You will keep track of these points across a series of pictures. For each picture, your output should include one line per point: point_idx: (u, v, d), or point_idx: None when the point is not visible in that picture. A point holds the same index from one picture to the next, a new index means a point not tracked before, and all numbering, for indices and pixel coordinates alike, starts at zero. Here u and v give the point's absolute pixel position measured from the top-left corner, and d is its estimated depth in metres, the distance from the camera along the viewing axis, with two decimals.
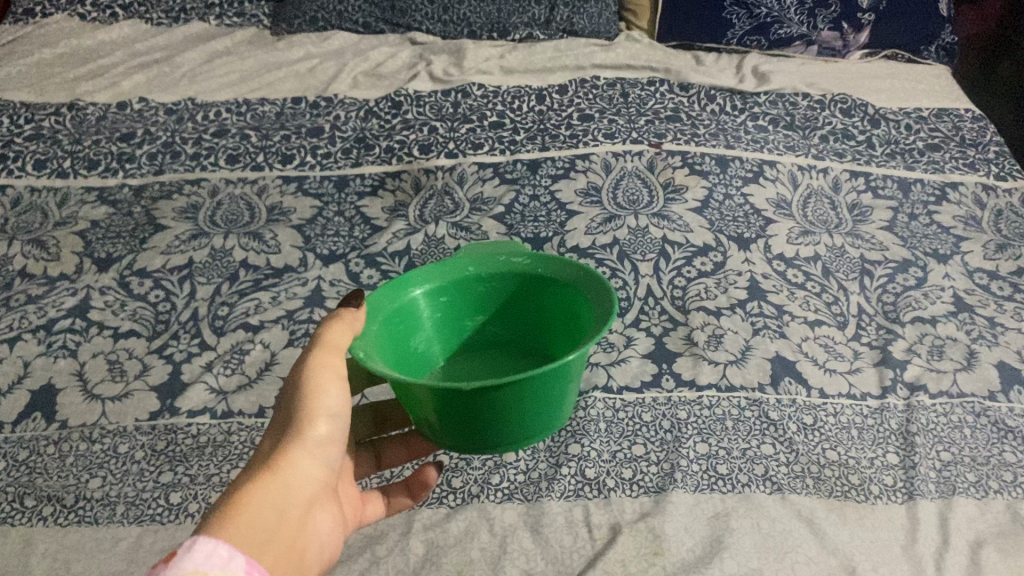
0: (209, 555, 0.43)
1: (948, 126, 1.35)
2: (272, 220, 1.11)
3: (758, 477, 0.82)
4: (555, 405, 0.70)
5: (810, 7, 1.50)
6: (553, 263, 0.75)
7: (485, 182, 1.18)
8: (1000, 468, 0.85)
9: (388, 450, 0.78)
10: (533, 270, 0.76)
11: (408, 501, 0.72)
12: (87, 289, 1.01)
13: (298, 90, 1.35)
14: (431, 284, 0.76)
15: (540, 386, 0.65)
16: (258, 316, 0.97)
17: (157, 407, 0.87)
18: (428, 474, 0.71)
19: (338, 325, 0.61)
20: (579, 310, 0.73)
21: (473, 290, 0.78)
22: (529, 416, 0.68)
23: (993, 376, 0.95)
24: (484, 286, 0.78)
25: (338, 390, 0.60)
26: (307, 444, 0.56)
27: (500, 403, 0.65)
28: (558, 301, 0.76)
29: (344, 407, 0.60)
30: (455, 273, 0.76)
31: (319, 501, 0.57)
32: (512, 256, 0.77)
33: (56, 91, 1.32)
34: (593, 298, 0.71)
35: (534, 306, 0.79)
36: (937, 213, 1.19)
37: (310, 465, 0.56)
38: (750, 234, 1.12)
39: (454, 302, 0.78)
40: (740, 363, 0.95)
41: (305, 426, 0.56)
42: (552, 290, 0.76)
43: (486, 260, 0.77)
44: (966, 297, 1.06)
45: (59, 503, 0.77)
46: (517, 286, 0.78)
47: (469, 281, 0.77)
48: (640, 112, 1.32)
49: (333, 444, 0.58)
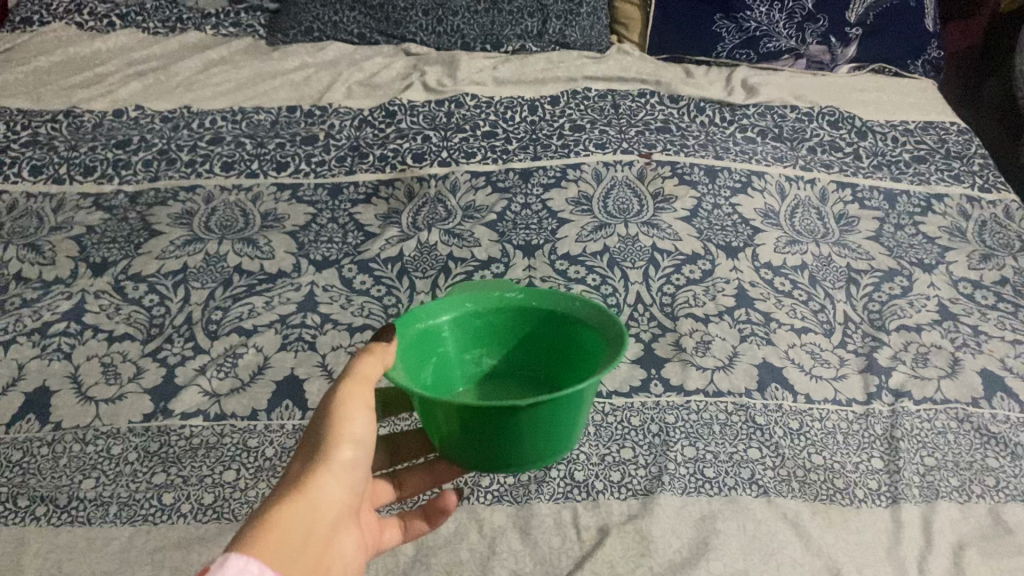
0: (241, 571, 0.44)
1: (934, 139, 1.37)
2: (266, 226, 1.12)
3: (744, 481, 0.84)
4: (571, 425, 0.71)
5: (799, 21, 1.52)
6: (550, 295, 0.77)
7: (478, 191, 1.20)
8: (983, 472, 0.87)
9: (411, 475, 0.78)
10: (530, 302, 0.77)
11: (424, 526, 0.73)
12: (82, 293, 1.01)
13: (293, 99, 1.36)
14: (437, 319, 0.75)
15: (565, 404, 0.66)
16: (252, 321, 0.98)
17: (151, 409, 0.88)
18: (446, 500, 0.72)
19: (370, 358, 0.62)
20: (584, 337, 0.75)
21: (472, 325, 0.78)
22: (549, 435, 0.69)
23: (977, 383, 0.97)
24: (482, 320, 0.78)
25: (365, 417, 0.61)
26: (334, 467, 0.57)
27: (527, 422, 0.66)
28: (559, 331, 0.78)
29: (368, 435, 0.61)
30: (456, 310, 0.77)
31: (345, 523, 0.58)
32: (507, 291, 0.78)
33: (52, 99, 1.33)
34: (599, 322, 0.73)
35: (532, 338, 0.80)
36: (923, 224, 1.21)
37: (338, 488, 0.57)
38: (738, 243, 1.14)
39: (454, 337, 0.78)
40: (727, 369, 0.96)
41: (332, 450, 0.58)
42: (553, 320, 0.77)
43: (483, 295, 0.78)
44: (951, 305, 1.08)
45: (52, 503, 0.78)
46: (516, 320, 0.79)
47: (468, 317, 0.78)
48: (630, 123, 1.34)
49: (357, 469, 0.59)
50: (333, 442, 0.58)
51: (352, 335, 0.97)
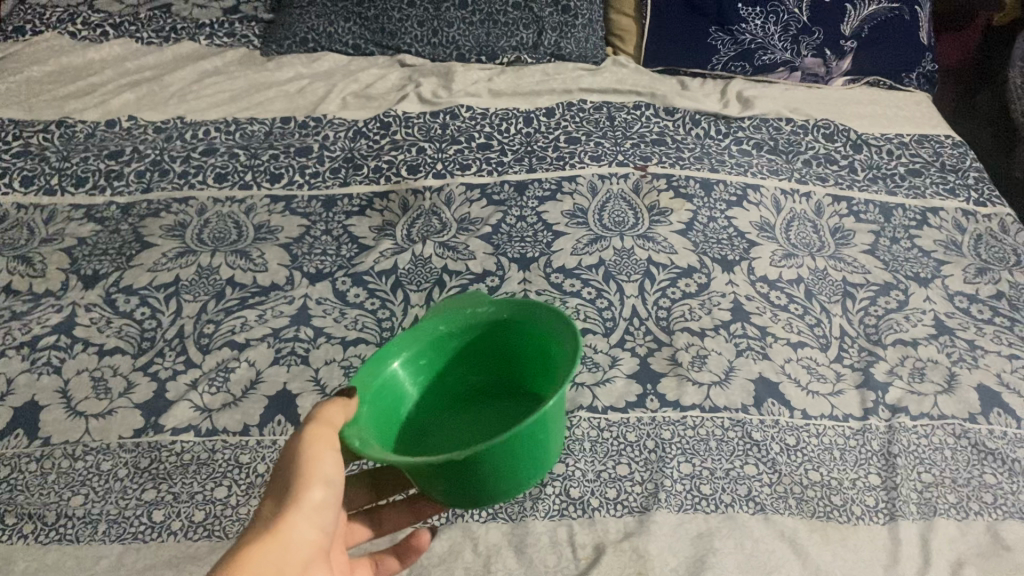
0: None
1: (929, 152, 1.37)
2: (259, 238, 1.11)
3: (741, 498, 0.83)
4: (544, 452, 0.68)
5: (794, 34, 1.50)
6: (517, 306, 0.74)
7: (473, 204, 1.19)
8: (981, 489, 0.86)
9: (392, 513, 0.76)
10: (499, 315, 0.75)
11: (396, 565, 0.72)
12: (73, 305, 1.00)
13: (287, 111, 1.36)
14: (409, 351, 0.73)
15: (532, 436, 0.63)
16: (244, 334, 0.97)
17: (141, 425, 0.87)
18: (421, 538, 0.70)
19: (333, 406, 0.62)
20: (550, 348, 0.73)
21: (449, 347, 0.77)
22: (524, 468, 0.66)
23: (974, 399, 0.96)
24: (460, 340, 0.77)
25: (334, 456, 0.59)
26: (305, 507, 0.55)
27: (496, 464, 0.62)
28: (527, 341, 0.76)
29: (337, 474, 0.58)
30: (425, 336, 0.74)
31: (316, 566, 0.56)
32: (478, 307, 0.76)
33: (45, 110, 1.32)
34: (562, 333, 0.70)
35: (504, 351, 0.78)
36: (918, 237, 1.21)
37: (309, 529, 0.55)
38: (733, 257, 1.13)
39: (433, 362, 0.76)
40: (723, 384, 0.95)
41: (303, 490, 0.55)
42: (522, 331, 0.75)
43: (455, 315, 0.76)
44: (947, 320, 1.08)
45: (40, 520, 0.77)
46: (486, 334, 0.77)
47: (437, 339, 0.76)
48: (626, 136, 1.34)
49: (328, 508, 0.57)
50: (304, 481, 0.56)
51: (346, 350, 0.96)
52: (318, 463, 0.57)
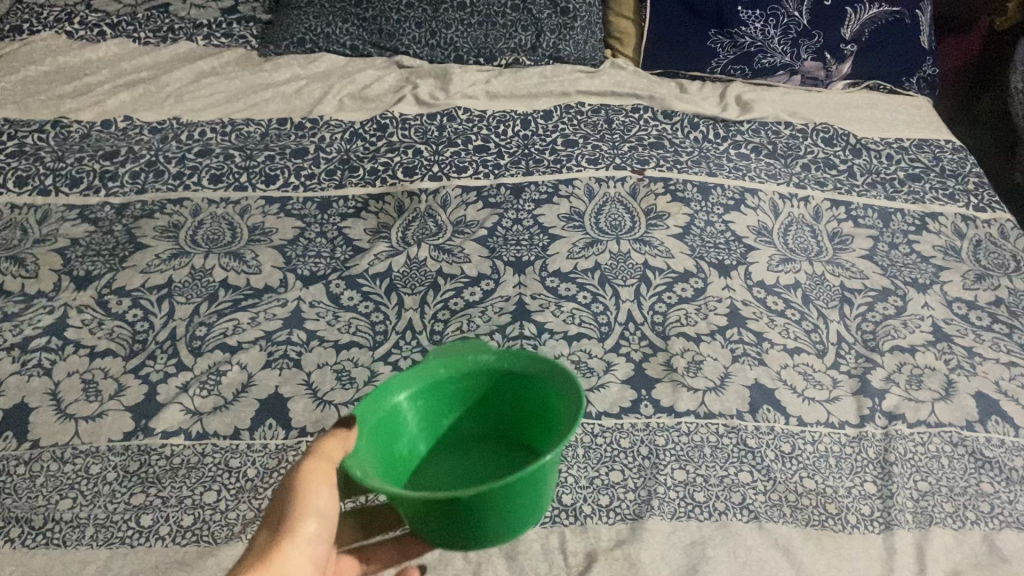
0: None
1: (929, 157, 1.36)
2: (253, 240, 1.11)
3: (735, 506, 0.83)
4: (536, 505, 0.66)
5: (794, 37, 1.49)
6: (519, 358, 0.71)
7: (468, 206, 1.18)
8: (977, 498, 0.86)
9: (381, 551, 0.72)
10: (502, 365, 0.72)
11: None
12: (64, 307, 1.00)
13: (284, 112, 1.35)
14: (408, 391, 0.70)
15: (529, 484, 0.61)
16: (236, 337, 0.97)
17: (131, 428, 0.86)
18: None
19: (335, 437, 0.59)
20: (550, 406, 0.70)
21: (447, 390, 0.74)
22: (516, 516, 0.64)
23: (971, 406, 0.96)
24: (457, 386, 0.74)
25: (329, 492, 0.58)
26: (299, 541, 0.55)
27: (488, 508, 0.60)
28: (527, 393, 0.72)
29: (333, 510, 0.58)
30: (426, 378, 0.71)
31: None
32: (479, 353, 0.73)
33: (40, 109, 1.32)
34: (561, 387, 0.68)
35: (500, 400, 0.75)
36: (917, 242, 1.20)
37: (302, 562, 0.55)
38: (730, 261, 1.13)
39: (429, 404, 0.73)
40: (718, 390, 0.95)
41: (297, 524, 0.56)
42: (524, 383, 0.72)
43: (455, 360, 0.73)
44: (945, 326, 1.07)
45: (27, 524, 0.77)
46: (487, 382, 0.74)
47: (436, 383, 0.72)
48: (623, 138, 1.33)
49: (321, 542, 0.57)
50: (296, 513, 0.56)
51: (339, 353, 0.96)
52: (310, 498, 0.57)
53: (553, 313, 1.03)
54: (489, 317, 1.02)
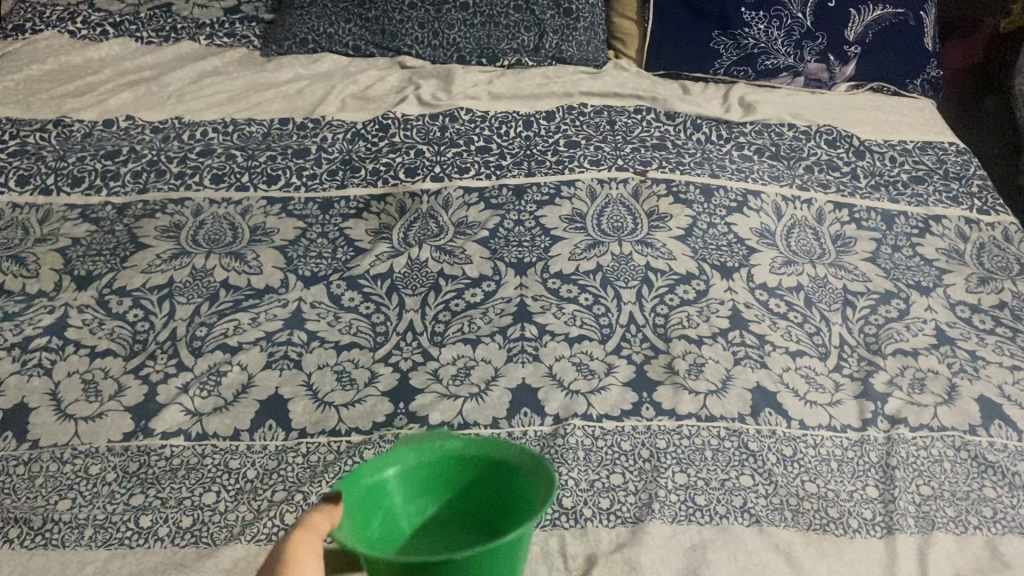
0: None
1: (933, 159, 1.36)
2: (254, 240, 1.11)
3: (735, 509, 0.82)
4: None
5: (797, 39, 1.49)
6: (492, 442, 0.69)
7: (470, 207, 1.18)
8: (980, 503, 0.85)
9: None
10: (471, 452, 0.69)
11: None
12: (65, 307, 1.00)
13: (286, 112, 1.35)
14: (382, 472, 0.67)
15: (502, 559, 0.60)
16: (237, 338, 0.96)
17: (131, 428, 0.86)
18: None
19: (323, 512, 0.58)
20: (523, 490, 0.68)
21: (417, 478, 0.70)
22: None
23: (974, 410, 0.95)
24: (428, 473, 0.70)
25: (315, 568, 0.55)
26: None
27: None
28: (499, 482, 0.69)
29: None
30: (398, 462, 0.68)
31: None
32: (450, 439, 0.70)
33: (42, 108, 1.32)
34: (536, 473, 0.66)
35: (470, 491, 0.71)
36: (920, 245, 1.20)
37: None
38: (733, 264, 1.12)
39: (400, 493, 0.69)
40: (720, 393, 0.94)
41: None
42: (492, 472, 0.70)
43: (426, 446, 0.70)
44: (948, 330, 1.06)
45: (26, 525, 0.77)
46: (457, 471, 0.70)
47: (405, 474, 0.69)
48: (625, 140, 1.33)
49: None
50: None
51: (339, 354, 0.96)
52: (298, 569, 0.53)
53: (554, 315, 1.03)
54: (491, 318, 1.02)
